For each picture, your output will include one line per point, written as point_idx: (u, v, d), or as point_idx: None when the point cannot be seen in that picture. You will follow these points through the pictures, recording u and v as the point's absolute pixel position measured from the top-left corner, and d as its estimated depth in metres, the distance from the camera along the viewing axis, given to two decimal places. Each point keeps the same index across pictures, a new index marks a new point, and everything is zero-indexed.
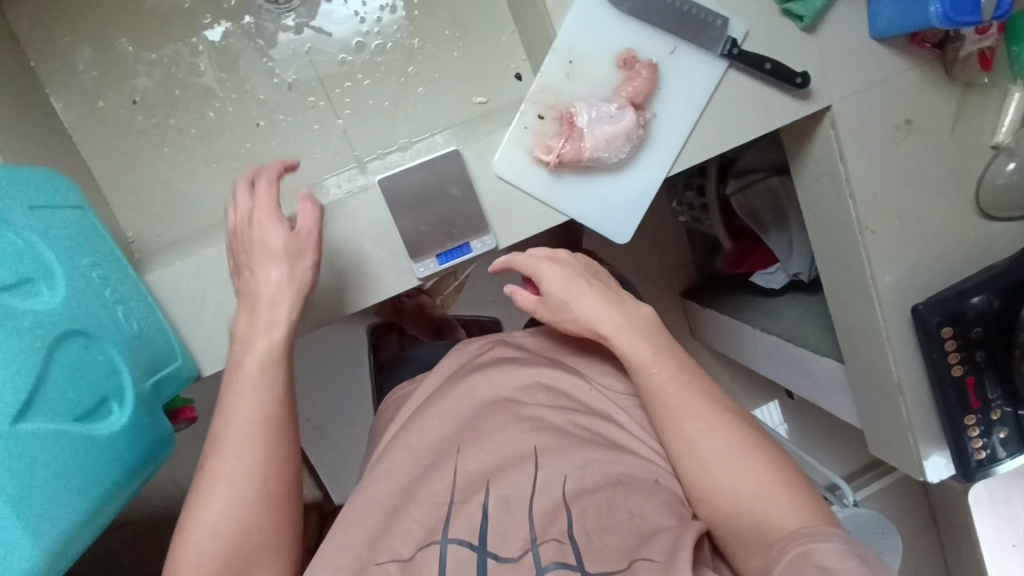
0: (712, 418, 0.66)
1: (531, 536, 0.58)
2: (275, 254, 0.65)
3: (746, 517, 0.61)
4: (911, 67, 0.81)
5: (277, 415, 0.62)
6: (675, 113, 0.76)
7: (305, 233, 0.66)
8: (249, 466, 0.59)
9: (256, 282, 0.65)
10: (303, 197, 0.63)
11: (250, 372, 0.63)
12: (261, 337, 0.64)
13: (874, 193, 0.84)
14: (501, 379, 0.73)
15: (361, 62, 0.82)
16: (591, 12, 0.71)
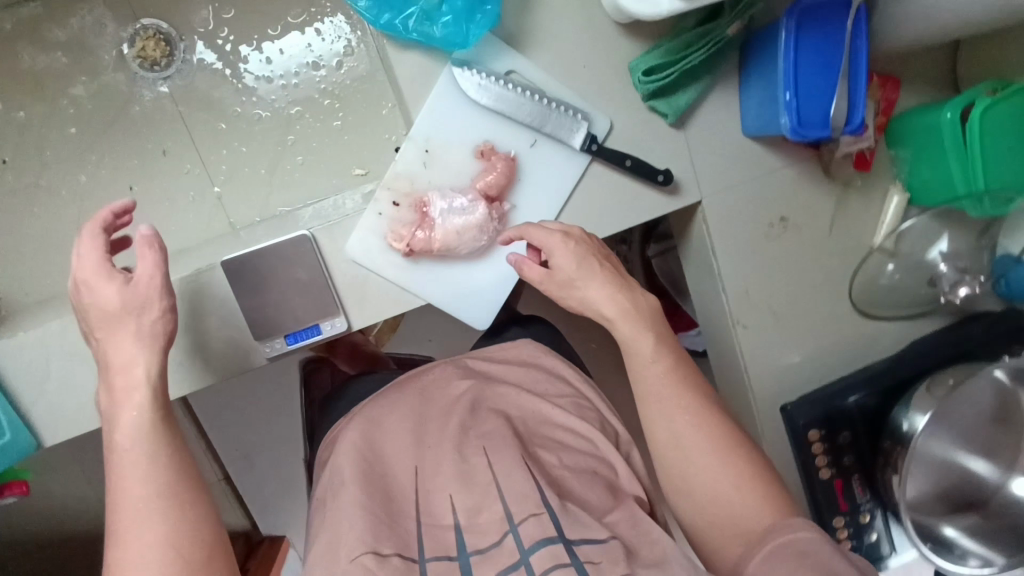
0: (678, 402, 0.65)
1: (506, 516, 0.57)
2: (114, 311, 0.59)
3: (719, 507, 0.62)
4: (786, 165, 0.80)
5: (181, 446, 0.57)
6: (536, 204, 0.76)
7: (141, 282, 0.60)
8: (160, 537, 0.52)
9: (105, 348, 0.59)
10: (144, 231, 0.59)
11: (129, 429, 0.56)
12: (120, 390, 0.57)
13: (748, 288, 0.83)
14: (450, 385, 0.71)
15: (237, 130, 0.82)
16: (447, 104, 0.71)
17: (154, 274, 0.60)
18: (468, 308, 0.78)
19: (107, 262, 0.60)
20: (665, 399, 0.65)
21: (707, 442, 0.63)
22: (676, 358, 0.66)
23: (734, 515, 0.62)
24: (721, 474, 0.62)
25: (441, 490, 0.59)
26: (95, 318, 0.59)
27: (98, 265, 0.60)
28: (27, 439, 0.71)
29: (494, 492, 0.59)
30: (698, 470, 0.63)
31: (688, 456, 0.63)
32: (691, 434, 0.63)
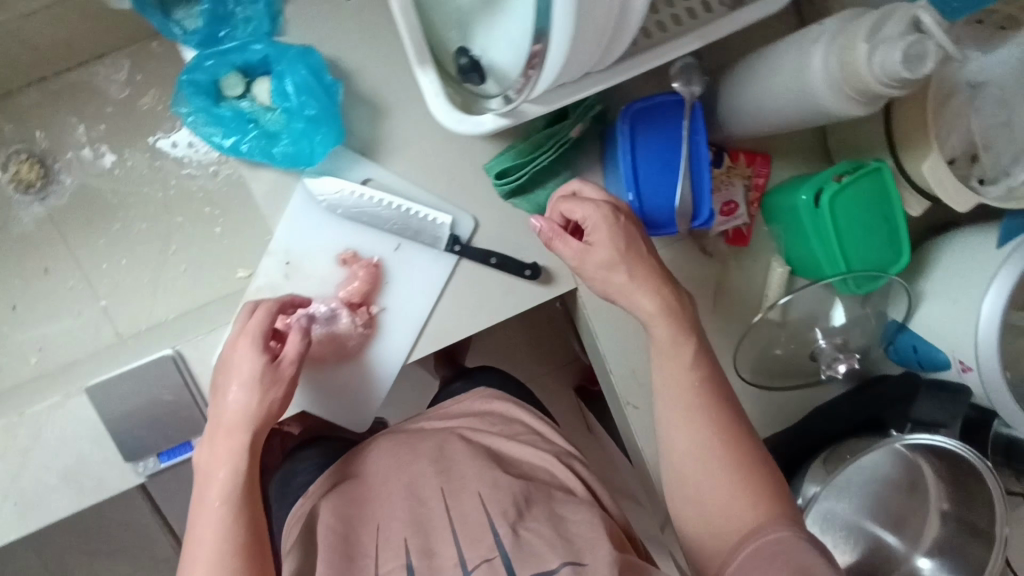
0: (690, 416, 0.60)
1: (460, 562, 0.51)
2: (240, 381, 0.61)
3: (723, 519, 0.57)
4: (661, 246, 0.80)
5: (229, 495, 0.58)
6: (407, 306, 0.75)
7: (286, 363, 0.64)
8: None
9: (220, 408, 0.61)
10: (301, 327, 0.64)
11: (218, 488, 0.58)
12: (217, 451, 0.60)
13: (636, 370, 0.81)
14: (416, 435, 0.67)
15: (117, 242, 0.84)
16: (304, 216, 0.72)
17: (297, 362, 0.64)
18: (347, 412, 0.77)
19: (264, 338, 0.63)
20: (687, 407, 0.60)
21: (717, 449, 0.58)
22: (689, 329, 0.61)
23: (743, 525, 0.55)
24: (723, 483, 0.57)
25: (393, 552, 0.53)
26: (224, 385, 0.62)
27: (258, 343, 0.63)
28: None
29: (445, 532, 0.54)
30: (704, 475, 0.58)
31: (698, 455, 0.59)
32: (703, 432, 0.59)
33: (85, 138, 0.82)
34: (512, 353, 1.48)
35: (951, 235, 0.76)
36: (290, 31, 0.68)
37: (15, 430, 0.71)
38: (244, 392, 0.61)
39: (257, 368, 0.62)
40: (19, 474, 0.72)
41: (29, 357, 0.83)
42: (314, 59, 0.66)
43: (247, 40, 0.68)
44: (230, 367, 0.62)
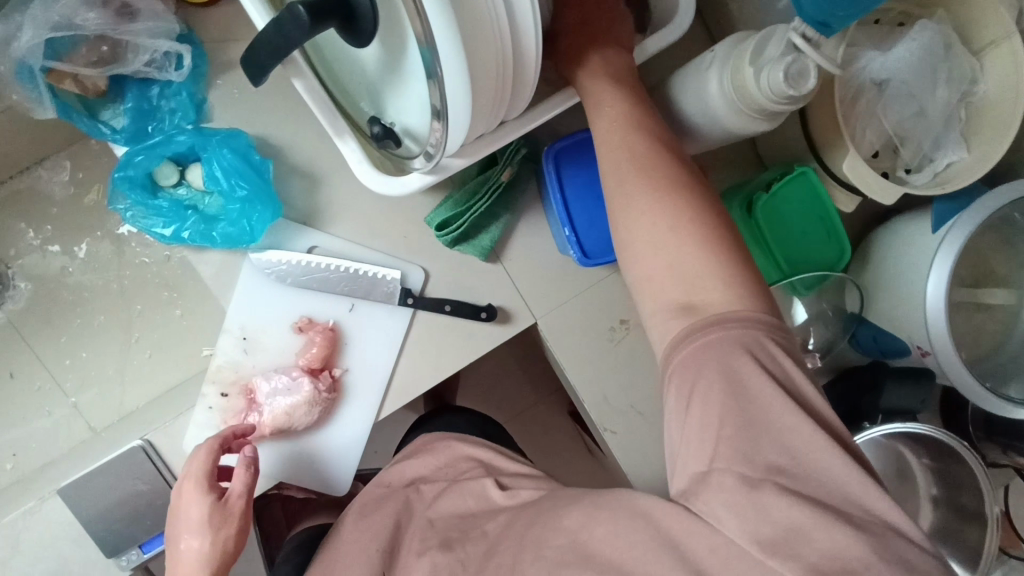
0: (646, 203, 0.52)
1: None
2: (193, 525, 0.64)
3: (667, 277, 0.49)
4: (612, 271, 0.81)
5: None
6: (369, 363, 0.76)
7: (233, 498, 0.66)
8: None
9: (177, 554, 0.64)
10: (242, 464, 0.66)
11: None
12: None
13: (605, 395, 0.82)
14: (382, 516, 0.73)
15: (80, 337, 0.85)
16: (255, 290, 0.73)
17: (244, 496, 0.66)
18: (325, 475, 0.77)
19: (208, 480, 0.66)
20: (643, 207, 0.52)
21: (672, 238, 0.50)
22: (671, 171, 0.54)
23: (676, 255, 0.49)
24: (673, 240, 0.50)
25: None
26: (180, 528, 0.65)
27: (203, 485, 0.66)
28: None
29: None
30: (662, 265, 0.50)
31: (656, 243, 0.50)
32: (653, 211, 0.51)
33: (37, 240, 0.84)
34: (500, 385, 1.48)
35: (890, 222, 0.78)
36: (216, 117, 0.71)
37: None
38: (194, 539, 0.64)
39: (204, 512, 0.64)
40: None
41: (5, 463, 0.83)
42: (240, 142, 0.69)
43: (170, 132, 0.69)
44: (181, 512, 0.65)
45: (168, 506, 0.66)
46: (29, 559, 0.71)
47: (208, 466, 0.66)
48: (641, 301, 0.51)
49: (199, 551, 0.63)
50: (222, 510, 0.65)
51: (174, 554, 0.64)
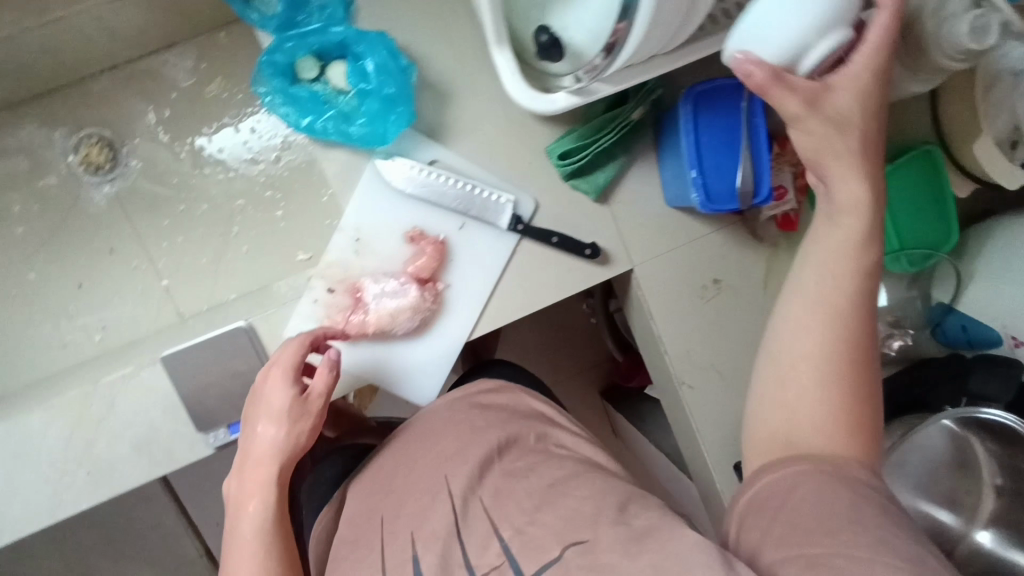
0: (820, 331, 0.54)
1: (466, 564, 0.58)
2: (275, 412, 0.66)
3: (804, 428, 0.53)
4: (713, 230, 0.82)
5: (270, 534, 0.63)
6: (469, 283, 0.78)
7: (313, 397, 0.67)
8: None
9: (253, 437, 0.66)
10: (327, 363, 0.66)
11: (254, 522, 0.63)
12: (248, 489, 0.64)
13: (687, 349, 0.84)
14: (450, 435, 0.71)
15: (181, 224, 0.86)
16: (374, 194, 0.75)
17: (323, 396, 0.67)
18: (410, 385, 0.80)
19: (294, 372, 0.67)
20: (812, 328, 0.54)
21: (843, 366, 0.53)
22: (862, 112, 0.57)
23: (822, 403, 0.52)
24: (824, 353, 0.53)
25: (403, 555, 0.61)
26: (261, 410, 0.67)
27: (287, 378, 0.67)
28: None
29: (448, 539, 0.60)
30: (805, 378, 0.53)
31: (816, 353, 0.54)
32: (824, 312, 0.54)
33: (155, 123, 0.85)
34: None
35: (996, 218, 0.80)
36: (364, 19, 0.73)
37: (90, 400, 0.73)
38: (272, 430, 0.65)
39: (283, 406, 0.66)
40: (92, 443, 0.74)
41: (93, 335, 0.85)
42: (390, 42, 0.71)
43: (327, 23, 0.72)
44: (263, 396, 0.67)
45: (253, 385, 0.68)
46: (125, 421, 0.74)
47: (294, 362, 0.67)
48: (765, 406, 0.55)
49: (274, 441, 0.65)
50: (299, 408, 0.66)
51: (249, 437, 0.67)
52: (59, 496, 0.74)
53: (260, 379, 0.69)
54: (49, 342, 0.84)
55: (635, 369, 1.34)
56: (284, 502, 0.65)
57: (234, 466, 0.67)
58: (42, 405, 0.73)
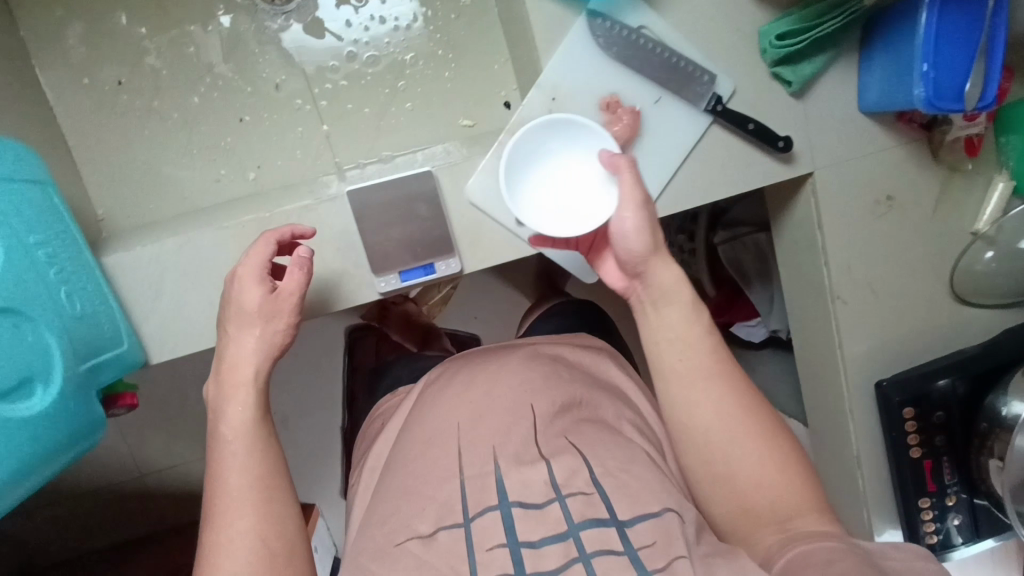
0: (710, 394, 0.60)
1: (553, 484, 0.58)
2: (251, 315, 0.66)
3: (756, 491, 0.58)
4: (898, 145, 0.80)
5: (266, 472, 0.62)
6: (655, 163, 0.75)
7: (285, 295, 0.66)
8: (251, 527, 0.59)
9: (229, 342, 0.66)
10: (292, 259, 0.63)
11: (235, 422, 0.63)
12: (235, 405, 0.64)
13: (848, 263, 0.84)
14: (523, 371, 0.69)
15: (349, 70, 0.83)
16: (577, 53, 0.72)
17: (296, 294, 0.66)
18: (578, 260, 0.78)
19: (261, 273, 0.66)
20: (705, 389, 0.60)
21: (740, 412, 0.59)
22: None
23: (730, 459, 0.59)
24: (727, 411, 0.59)
25: (483, 459, 0.61)
26: (236, 311, 0.66)
27: (260, 278, 0.66)
28: (138, 351, 0.71)
29: (536, 454, 0.60)
30: (712, 426, 0.59)
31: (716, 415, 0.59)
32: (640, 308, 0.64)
33: None
34: None
35: None
36: None
37: (265, 228, 0.71)
38: (262, 324, 0.66)
39: (256, 304, 0.65)
40: None
41: (248, 173, 0.82)
42: None
43: None
44: (236, 298, 0.66)
45: (227, 280, 0.68)
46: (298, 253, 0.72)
47: (263, 263, 0.66)
48: (697, 463, 0.60)
49: (252, 342, 0.65)
50: (273, 303, 0.65)
51: (223, 341, 0.67)
52: (221, 321, 0.72)
53: (226, 281, 0.69)
54: (202, 174, 0.81)
55: (726, 306, 1.33)
56: (265, 401, 0.66)
57: (212, 368, 0.68)
58: (214, 226, 0.71)
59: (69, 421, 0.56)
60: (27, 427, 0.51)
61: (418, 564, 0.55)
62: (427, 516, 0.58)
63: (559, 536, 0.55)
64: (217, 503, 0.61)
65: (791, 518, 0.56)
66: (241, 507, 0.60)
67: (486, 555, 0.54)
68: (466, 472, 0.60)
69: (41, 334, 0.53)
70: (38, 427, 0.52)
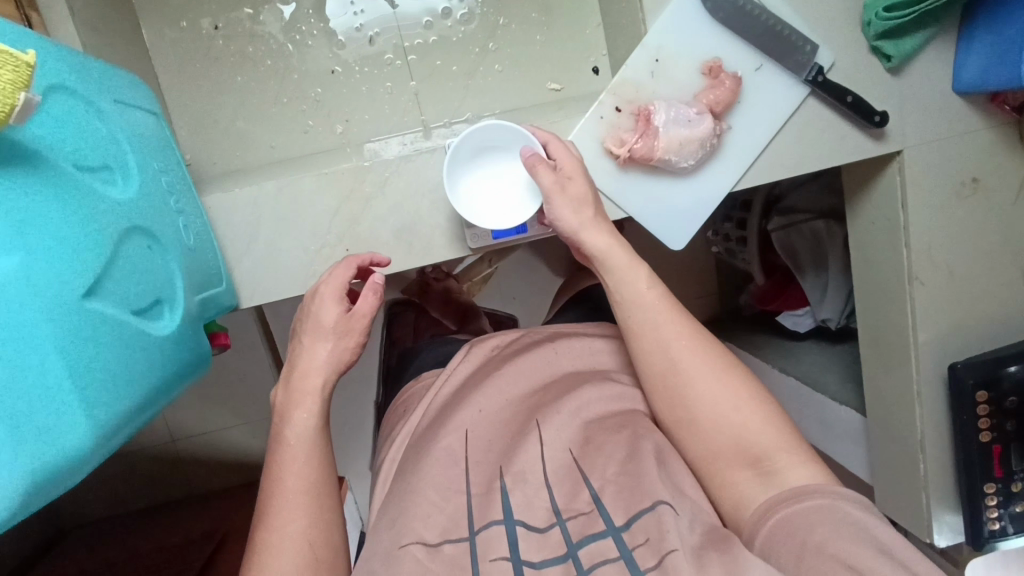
0: (672, 327, 0.62)
1: (555, 509, 0.58)
2: (323, 331, 0.65)
3: (724, 431, 0.59)
4: (988, 128, 0.80)
5: (322, 481, 0.61)
6: (750, 130, 0.76)
7: (359, 316, 0.65)
8: (301, 531, 0.58)
9: (301, 355, 0.65)
10: (370, 289, 0.63)
11: (300, 427, 0.62)
12: (297, 410, 0.63)
13: (929, 246, 0.83)
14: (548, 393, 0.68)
15: (442, 27, 0.83)
16: (684, 16, 0.72)
17: (370, 317, 0.65)
18: (664, 226, 0.78)
19: (341, 293, 0.66)
20: (663, 326, 0.62)
21: (699, 345, 0.62)
22: None
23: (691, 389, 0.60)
24: (700, 349, 0.61)
25: (483, 476, 0.61)
26: (309, 326, 0.66)
27: (340, 297, 0.65)
28: (232, 294, 0.71)
29: (541, 482, 0.60)
30: (666, 357, 0.62)
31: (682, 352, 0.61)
32: (620, 258, 0.64)
33: None
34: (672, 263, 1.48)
35: None
36: None
37: (362, 177, 0.71)
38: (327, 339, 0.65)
39: (332, 319, 0.64)
40: (356, 221, 0.72)
41: (335, 126, 0.82)
42: None
43: None
44: (314, 316, 0.65)
45: (307, 294, 0.67)
46: (392, 204, 0.72)
47: (346, 282, 0.66)
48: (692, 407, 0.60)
49: (325, 356, 0.64)
50: (348, 322, 0.64)
51: (297, 350, 0.66)
52: (313, 268, 0.72)
53: (308, 296, 0.68)
54: (290, 125, 0.82)
55: (774, 293, 1.35)
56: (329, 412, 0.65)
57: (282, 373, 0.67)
58: (312, 172, 0.71)
59: (188, 347, 0.56)
60: (162, 347, 0.51)
61: (424, 569, 0.54)
62: (432, 523, 0.58)
63: (558, 557, 0.55)
64: (272, 506, 0.59)
65: (764, 453, 0.58)
66: (282, 518, 0.58)
67: (490, 565, 0.54)
68: (473, 488, 0.61)
69: (167, 256, 0.53)
70: (169, 348, 0.52)
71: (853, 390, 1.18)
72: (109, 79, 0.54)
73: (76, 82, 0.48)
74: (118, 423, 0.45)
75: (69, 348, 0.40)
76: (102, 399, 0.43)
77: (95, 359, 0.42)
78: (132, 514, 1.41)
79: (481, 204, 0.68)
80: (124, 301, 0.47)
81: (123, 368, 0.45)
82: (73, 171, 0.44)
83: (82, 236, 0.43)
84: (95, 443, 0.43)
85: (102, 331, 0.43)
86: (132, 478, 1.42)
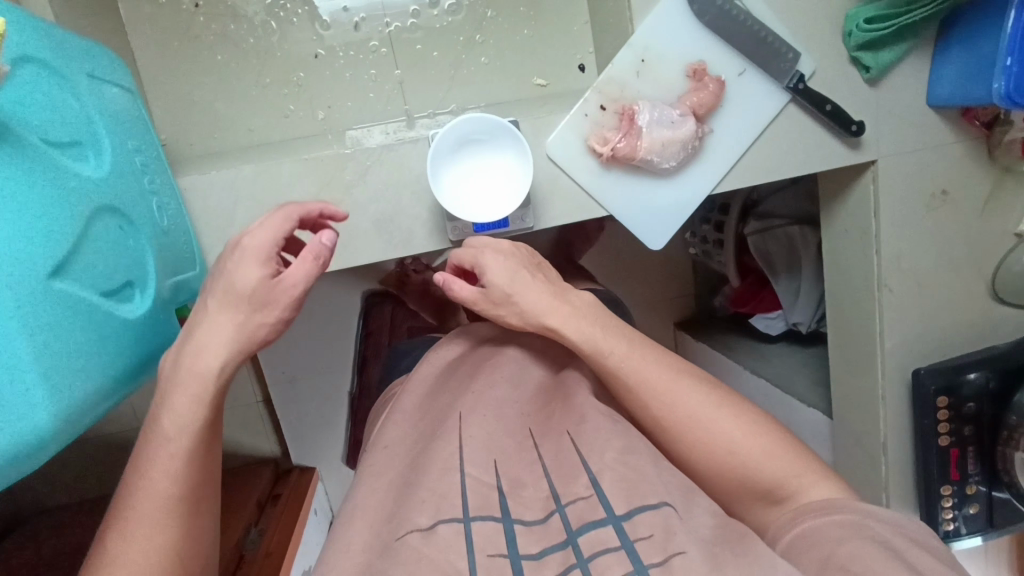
0: (654, 365, 0.63)
1: (552, 496, 0.55)
2: (237, 293, 0.56)
3: (738, 466, 0.60)
4: (960, 141, 0.83)
5: (198, 483, 0.56)
6: (732, 134, 0.77)
7: (283, 286, 0.56)
8: (168, 544, 0.53)
9: (203, 318, 0.56)
10: (310, 249, 0.55)
11: (180, 421, 0.55)
12: (184, 394, 0.55)
13: (899, 255, 0.86)
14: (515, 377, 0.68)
15: (429, 16, 0.82)
16: (671, 18, 0.73)
17: (299, 288, 0.56)
18: (644, 226, 0.79)
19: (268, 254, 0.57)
20: (647, 362, 0.63)
21: (683, 374, 0.63)
22: None
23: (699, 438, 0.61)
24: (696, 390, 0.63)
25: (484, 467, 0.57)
26: (221, 283, 0.56)
27: (264, 256, 0.57)
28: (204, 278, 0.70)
29: (539, 472, 0.57)
30: (664, 396, 0.62)
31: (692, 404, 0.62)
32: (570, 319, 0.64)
33: None
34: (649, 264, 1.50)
35: None
36: None
37: (343, 165, 0.70)
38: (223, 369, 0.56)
39: (250, 281, 0.55)
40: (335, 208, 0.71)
41: (317, 112, 0.81)
42: None
43: None
44: (229, 271, 0.56)
45: (229, 244, 0.58)
46: (373, 192, 0.71)
47: (274, 239, 0.57)
48: (698, 449, 0.60)
49: (230, 331, 0.56)
50: (271, 289, 0.56)
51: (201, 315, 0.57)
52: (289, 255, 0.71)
53: (230, 248, 0.59)
54: (270, 108, 0.80)
55: (747, 297, 1.38)
56: (220, 399, 0.57)
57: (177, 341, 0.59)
58: (292, 157, 0.70)
59: (156, 333, 0.55)
60: (128, 329, 0.50)
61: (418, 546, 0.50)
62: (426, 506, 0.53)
63: (558, 544, 0.51)
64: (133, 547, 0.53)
65: (787, 486, 0.59)
66: (150, 526, 0.53)
67: (487, 561, 0.50)
68: (466, 467, 0.56)
69: (139, 238, 0.52)
70: (135, 333, 0.51)
71: (820, 392, 1.21)
72: (81, 50, 0.52)
73: (47, 57, 0.46)
74: (83, 408, 0.44)
75: (35, 333, 0.39)
76: (67, 385, 0.42)
77: (59, 339, 0.41)
78: (89, 502, 1.37)
79: (466, 192, 0.67)
80: (91, 284, 0.45)
81: (85, 353, 0.44)
82: (42, 147, 0.43)
83: (50, 218, 0.42)
84: (59, 429, 0.41)
85: (69, 315, 0.42)
86: (100, 463, 1.38)
